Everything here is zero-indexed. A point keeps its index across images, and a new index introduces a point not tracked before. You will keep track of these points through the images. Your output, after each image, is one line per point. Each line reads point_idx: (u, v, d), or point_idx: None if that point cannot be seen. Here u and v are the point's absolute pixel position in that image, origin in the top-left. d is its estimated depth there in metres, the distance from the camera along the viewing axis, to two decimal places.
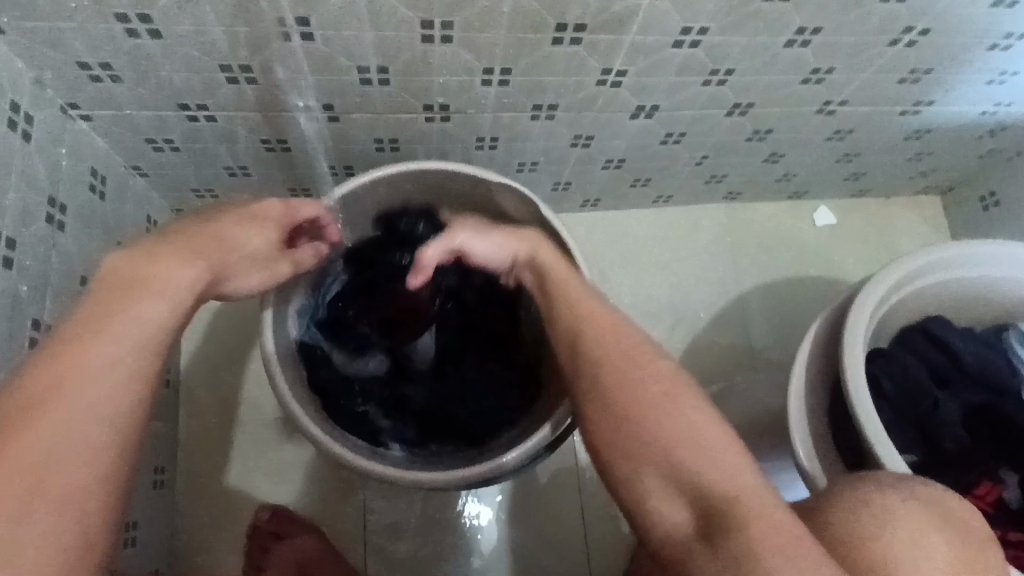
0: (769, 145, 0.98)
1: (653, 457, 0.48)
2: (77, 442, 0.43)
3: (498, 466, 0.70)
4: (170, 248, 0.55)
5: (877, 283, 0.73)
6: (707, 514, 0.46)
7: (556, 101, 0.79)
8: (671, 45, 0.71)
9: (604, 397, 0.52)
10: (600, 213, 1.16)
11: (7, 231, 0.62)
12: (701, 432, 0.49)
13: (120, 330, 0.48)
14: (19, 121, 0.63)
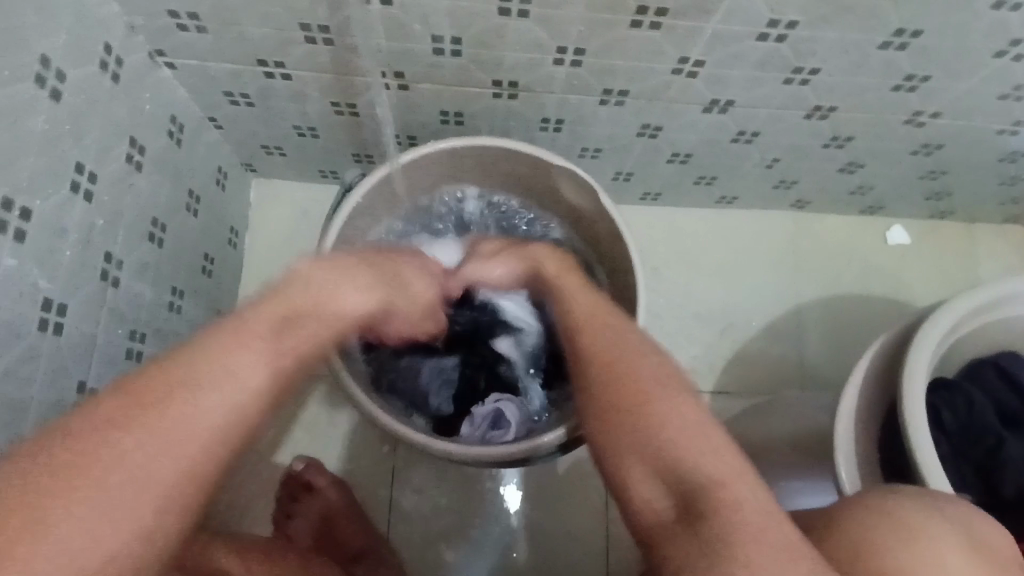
0: (848, 153, 0.93)
1: (641, 448, 0.48)
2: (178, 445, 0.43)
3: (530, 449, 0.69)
4: (343, 262, 0.60)
5: (949, 309, 0.68)
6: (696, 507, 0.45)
7: (627, 87, 0.77)
8: (755, 37, 0.67)
9: (639, 452, 0.48)
10: (659, 208, 1.13)
11: (91, 166, 0.63)
12: (696, 426, 0.48)
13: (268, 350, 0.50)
14: (111, 62, 0.66)
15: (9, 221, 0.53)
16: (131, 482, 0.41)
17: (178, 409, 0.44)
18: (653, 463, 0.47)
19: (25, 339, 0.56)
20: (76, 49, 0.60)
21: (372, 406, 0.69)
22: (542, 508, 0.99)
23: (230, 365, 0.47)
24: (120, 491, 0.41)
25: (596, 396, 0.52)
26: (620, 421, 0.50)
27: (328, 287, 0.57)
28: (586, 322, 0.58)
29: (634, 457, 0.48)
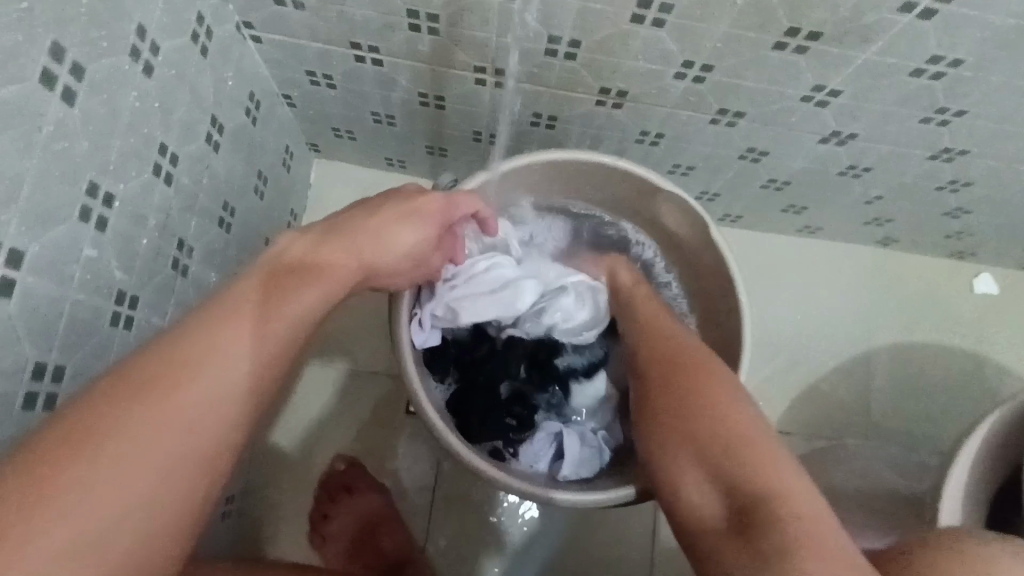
0: (959, 198, 0.87)
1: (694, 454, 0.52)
2: (166, 439, 0.40)
3: (569, 500, 0.64)
4: (337, 234, 0.55)
5: None
6: (739, 515, 0.48)
7: (745, 109, 0.71)
8: (908, 72, 0.61)
9: (678, 406, 0.55)
10: (737, 230, 1.06)
11: (173, 147, 0.58)
12: (757, 449, 0.51)
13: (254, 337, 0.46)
14: (202, 33, 0.60)
15: (92, 208, 0.47)
16: (130, 469, 0.39)
17: (172, 387, 0.41)
18: (709, 475, 0.51)
19: (96, 338, 0.50)
20: (172, 17, 0.54)
21: (447, 434, 0.63)
22: (587, 535, 0.95)
23: (229, 353, 0.44)
24: (115, 478, 0.38)
25: (649, 403, 0.57)
26: (677, 424, 0.55)
27: (318, 258, 0.53)
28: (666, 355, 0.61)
29: (683, 462, 0.53)
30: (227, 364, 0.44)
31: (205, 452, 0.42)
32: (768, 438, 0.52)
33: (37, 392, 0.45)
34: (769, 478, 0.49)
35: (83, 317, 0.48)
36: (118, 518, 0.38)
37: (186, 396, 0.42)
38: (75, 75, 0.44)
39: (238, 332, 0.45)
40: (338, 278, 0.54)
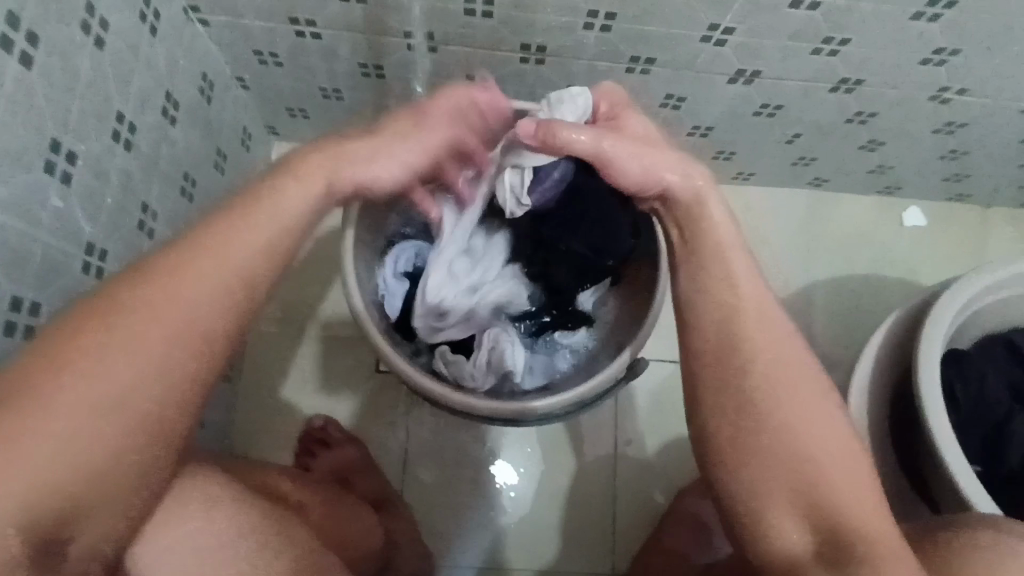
0: (870, 130, 0.94)
1: (771, 468, 0.50)
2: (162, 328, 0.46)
3: (519, 410, 0.71)
4: (320, 150, 0.56)
5: (962, 290, 0.69)
6: (830, 540, 0.49)
7: (654, 55, 0.77)
8: (788, 5, 0.68)
9: (745, 406, 0.51)
10: None
11: (130, 116, 0.64)
12: (832, 455, 0.51)
13: (238, 240, 0.49)
14: (150, 13, 0.66)
15: (56, 162, 0.54)
16: (133, 357, 0.45)
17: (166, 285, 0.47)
18: (793, 489, 0.50)
19: (68, 280, 0.58)
20: None
21: (399, 360, 0.71)
22: (553, 473, 1.01)
23: (174, 296, 0.47)
24: (116, 364, 0.45)
25: (738, 412, 0.51)
26: (782, 443, 0.50)
27: (299, 171, 0.54)
28: (734, 341, 0.52)
29: (767, 481, 0.50)
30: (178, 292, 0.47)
31: (167, 381, 0.46)
32: (839, 435, 0.52)
33: (16, 321, 0.52)
34: (859, 509, 0.50)
35: (53, 257, 0.56)
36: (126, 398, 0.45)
37: (135, 330, 0.45)
38: (31, 43, 0.50)
39: (181, 275, 0.47)
40: (316, 188, 0.54)
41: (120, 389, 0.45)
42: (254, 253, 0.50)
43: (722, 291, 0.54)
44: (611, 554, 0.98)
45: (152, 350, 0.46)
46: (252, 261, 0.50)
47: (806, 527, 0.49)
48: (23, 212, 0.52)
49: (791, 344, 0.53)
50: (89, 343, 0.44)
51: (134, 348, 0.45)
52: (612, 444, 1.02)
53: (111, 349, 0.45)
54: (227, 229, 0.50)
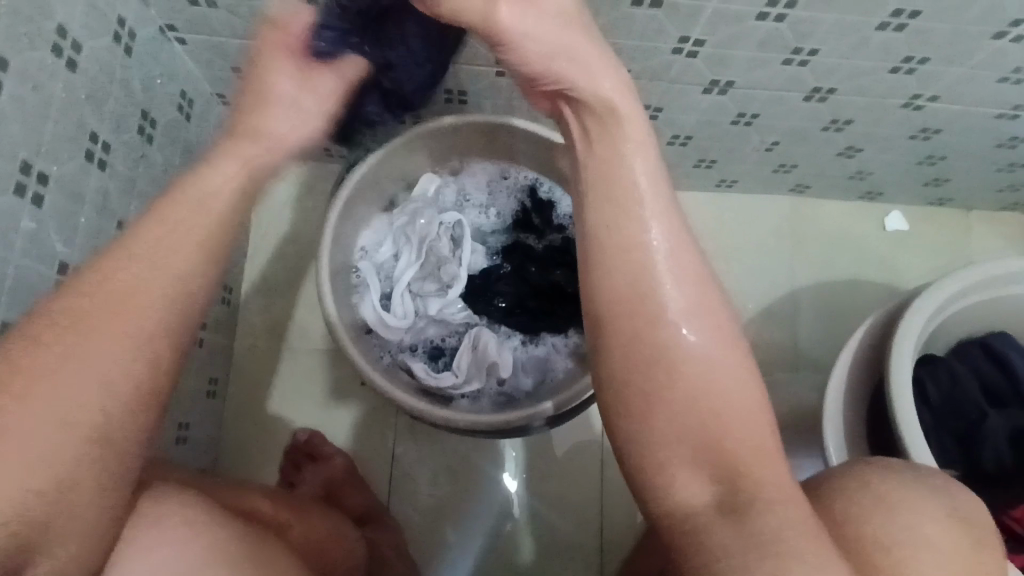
0: (846, 137, 0.94)
1: (677, 424, 0.44)
2: (90, 360, 0.45)
3: (521, 419, 0.73)
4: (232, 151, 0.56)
5: (933, 297, 0.69)
6: (729, 493, 0.43)
7: (628, 66, 0.78)
8: (755, 17, 0.69)
9: (644, 348, 0.45)
10: None
11: (104, 136, 0.65)
12: (744, 412, 0.45)
13: (156, 257, 0.48)
14: (124, 34, 0.67)
15: (27, 184, 0.56)
16: (63, 395, 0.44)
17: (91, 317, 0.45)
18: (696, 448, 0.44)
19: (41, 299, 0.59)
20: (91, 19, 0.61)
21: (378, 378, 0.74)
22: (540, 482, 1.01)
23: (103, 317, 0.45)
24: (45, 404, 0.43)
25: (643, 358, 0.45)
26: (680, 392, 0.45)
27: (218, 179, 0.54)
28: (635, 270, 0.46)
29: (670, 434, 0.44)
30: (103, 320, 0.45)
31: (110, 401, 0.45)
32: (747, 385, 0.46)
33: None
34: (760, 467, 0.44)
35: (28, 282, 0.57)
36: (61, 436, 0.43)
37: (59, 362, 0.44)
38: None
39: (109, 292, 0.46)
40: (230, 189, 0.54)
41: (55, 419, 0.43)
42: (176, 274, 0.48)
43: (632, 224, 0.47)
44: (600, 563, 0.98)
45: (85, 375, 0.44)
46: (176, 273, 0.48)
47: (706, 482, 0.44)
48: None
49: (697, 278, 0.47)
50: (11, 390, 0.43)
51: (63, 375, 0.44)
52: (599, 454, 1.02)
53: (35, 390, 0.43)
54: (146, 245, 0.48)
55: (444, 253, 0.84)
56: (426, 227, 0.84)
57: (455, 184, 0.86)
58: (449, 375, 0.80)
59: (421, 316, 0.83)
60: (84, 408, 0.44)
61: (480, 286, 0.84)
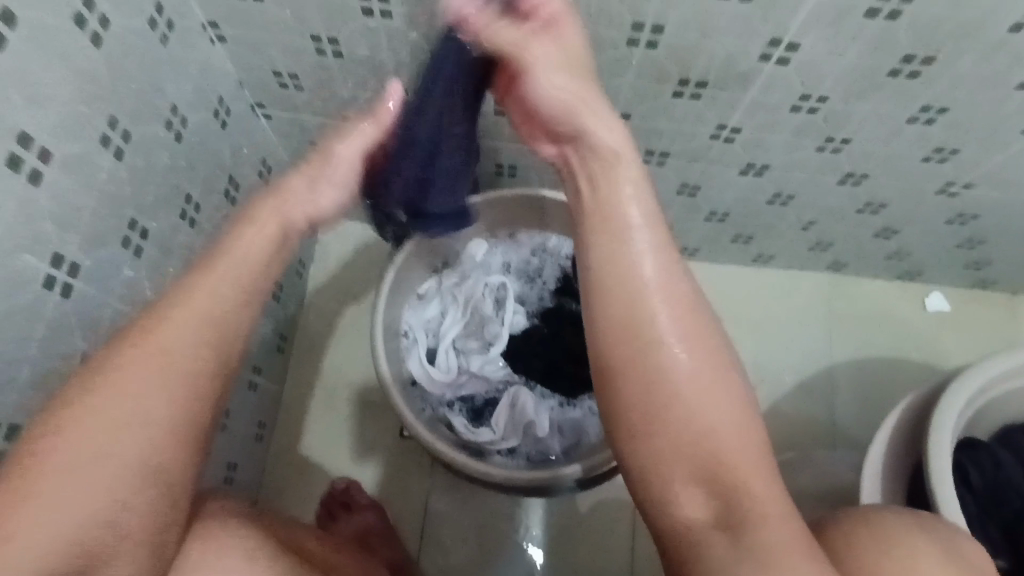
0: (882, 218, 0.97)
1: (670, 438, 0.47)
2: (137, 401, 0.48)
3: (552, 478, 0.75)
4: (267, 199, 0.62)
5: (972, 377, 0.70)
6: (728, 508, 0.46)
7: (668, 148, 0.84)
8: (788, 109, 0.74)
9: (635, 368, 0.49)
10: (697, 262, 1.17)
11: (196, 197, 0.74)
12: (734, 428, 0.48)
13: (198, 300, 0.53)
14: (221, 110, 0.77)
15: (132, 238, 0.65)
16: (121, 427, 0.48)
17: (147, 356, 0.50)
18: (695, 465, 0.47)
19: None
20: (197, 99, 0.71)
21: (420, 429, 0.77)
22: (570, 548, 1.00)
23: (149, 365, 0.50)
24: (99, 443, 0.47)
25: (639, 374, 0.49)
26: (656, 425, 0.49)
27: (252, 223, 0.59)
28: (619, 295, 0.51)
29: (666, 451, 0.48)
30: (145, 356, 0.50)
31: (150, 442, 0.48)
32: (737, 403, 0.49)
33: None
34: (755, 477, 0.46)
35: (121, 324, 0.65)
36: (119, 466, 0.47)
37: (119, 401, 0.48)
38: (124, 139, 0.61)
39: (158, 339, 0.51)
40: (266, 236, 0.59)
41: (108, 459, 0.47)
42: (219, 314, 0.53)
43: (615, 254, 0.52)
44: None
45: (145, 413, 0.48)
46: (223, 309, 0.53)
47: (708, 499, 0.46)
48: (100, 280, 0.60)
49: (676, 301, 0.51)
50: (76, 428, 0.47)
51: (128, 417, 0.48)
52: (630, 522, 1.02)
53: (95, 431, 0.47)
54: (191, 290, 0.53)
55: (489, 312, 0.88)
56: (472, 287, 0.89)
57: (501, 249, 0.91)
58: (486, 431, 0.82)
59: (463, 372, 0.87)
60: (139, 438, 0.48)
61: (520, 346, 0.87)
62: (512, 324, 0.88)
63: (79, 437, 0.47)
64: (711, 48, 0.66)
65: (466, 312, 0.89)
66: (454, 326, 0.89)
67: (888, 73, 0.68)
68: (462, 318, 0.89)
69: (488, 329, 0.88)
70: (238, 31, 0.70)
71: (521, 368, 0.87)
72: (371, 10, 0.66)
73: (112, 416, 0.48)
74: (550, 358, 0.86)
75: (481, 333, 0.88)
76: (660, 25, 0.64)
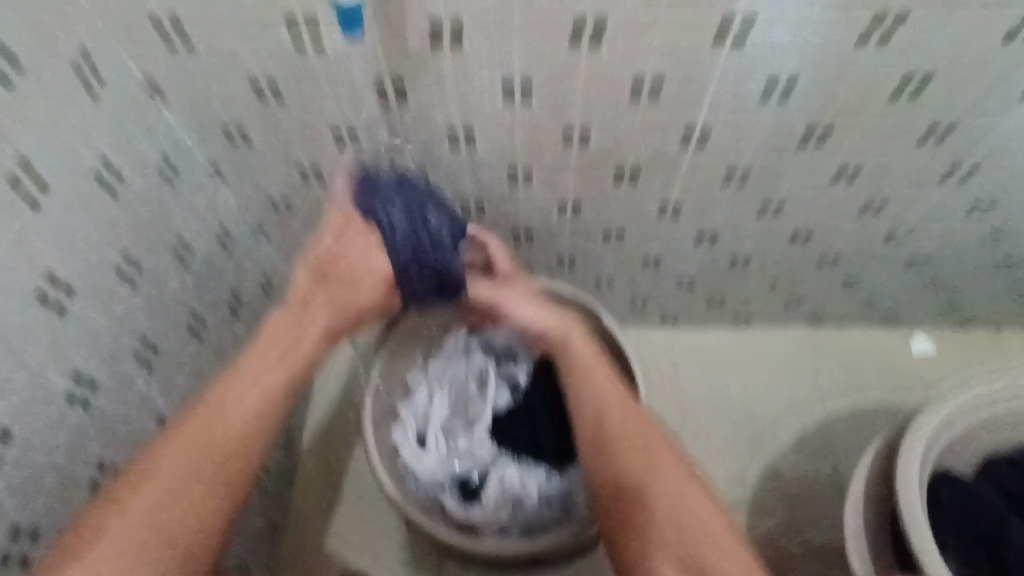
0: (812, 247, 1.06)
1: (657, 536, 0.67)
2: (184, 477, 0.66)
3: (543, 543, 0.80)
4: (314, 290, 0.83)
5: (924, 426, 0.83)
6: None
7: (589, 203, 0.97)
8: (685, 151, 0.85)
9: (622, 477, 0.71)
10: (680, 331, 1.30)
11: (186, 292, 0.84)
12: (706, 524, 0.67)
13: (237, 394, 0.73)
14: (221, 229, 0.89)
15: None
16: (167, 494, 0.64)
17: (190, 436, 0.68)
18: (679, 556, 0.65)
19: None
20: (193, 211, 0.85)
21: (420, 515, 0.83)
22: None
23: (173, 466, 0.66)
24: (142, 510, 0.63)
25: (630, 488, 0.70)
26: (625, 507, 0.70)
27: (294, 328, 0.80)
28: (614, 431, 0.75)
29: (659, 548, 0.66)
30: (190, 435, 0.68)
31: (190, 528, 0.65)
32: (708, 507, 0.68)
33: None
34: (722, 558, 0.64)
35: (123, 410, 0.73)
36: (155, 535, 0.63)
37: (166, 476, 0.65)
38: (129, 263, 0.72)
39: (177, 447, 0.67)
40: (309, 334, 0.81)
41: (127, 550, 0.61)
42: (246, 404, 0.72)
43: (599, 399, 0.79)
44: None
45: (185, 484, 0.65)
46: (247, 399, 0.73)
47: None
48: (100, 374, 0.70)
49: (650, 431, 0.75)
50: (132, 498, 0.63)
51: (175, 487, 0.65)
52: None
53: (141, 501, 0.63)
54: (229, 386, 0.73)
55: (472, 393, 0.98)
56: (456, 373, 0.98)
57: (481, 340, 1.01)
58: (477, 507, 0.88)
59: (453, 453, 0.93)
60: (174, 509, 0.64)
61: (504, 423, 0.94)
62: (496, 403, 0.97)
63: (134, 505, 0.63)
64: (604, 106, 0.78)
65: (450, 397, 0.98)
66: (440, 410, 0.97)
67: (762, 100, 0.77)
68: (448, 402, 0.98)
69: (473, 409, 0.97)
70: (216, 147, 0.85)
71: (507, 443, 0.93)
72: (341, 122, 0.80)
73: (161, 489, 0.65)
74: (531, 429, 0.92)
75: (466, 415, 0.97)
76: (574, 96, 0.77)
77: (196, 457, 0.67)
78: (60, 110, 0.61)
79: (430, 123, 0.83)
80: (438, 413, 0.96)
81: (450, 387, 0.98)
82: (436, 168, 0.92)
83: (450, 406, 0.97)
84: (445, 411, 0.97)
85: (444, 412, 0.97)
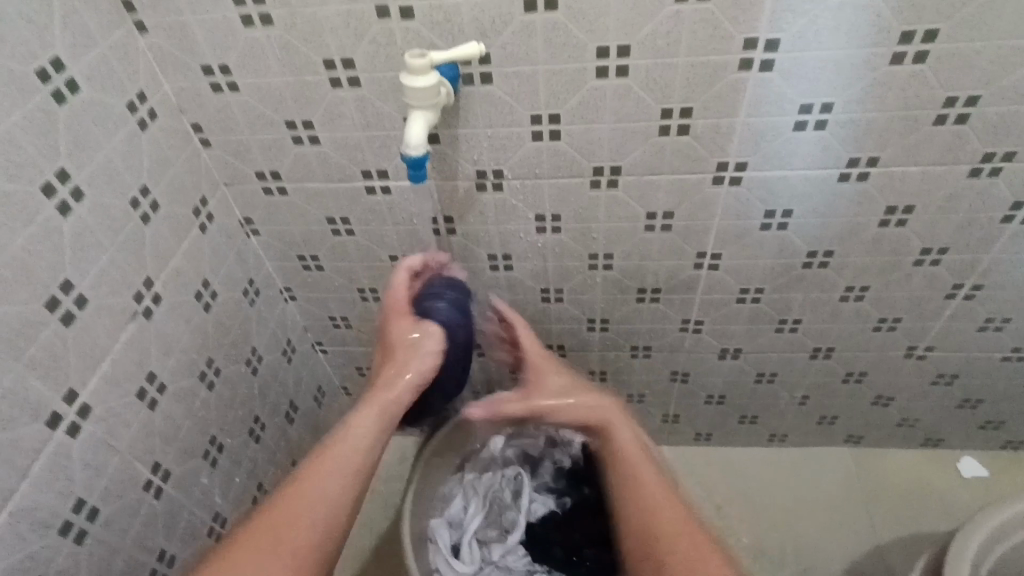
0: (904, 336, 0.90)
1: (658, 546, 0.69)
2: (318, 501, 0.66)
3: None
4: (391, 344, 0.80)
5: (977, 528, 0.74)
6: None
7: (657, 284, 0.86)
8: (759, 228, 0.77)
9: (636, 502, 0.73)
10: (714, 448, 1.17)
11: (218, 362, 0.79)
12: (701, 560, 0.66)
13: (350, 436, 0.71)
14: (251, 291, 0.86)
15: (148, 390, 0.68)
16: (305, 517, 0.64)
17: (318, 471, 0.68)
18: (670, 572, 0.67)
19: (129, 496, 0.65)
20: (229, 280, 0.81)
21: None
22: None
23: (331, 466, 0.68)
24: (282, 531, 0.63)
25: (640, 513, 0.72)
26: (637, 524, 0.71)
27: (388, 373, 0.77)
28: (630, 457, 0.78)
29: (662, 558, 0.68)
30: (319, 470, 0.68)
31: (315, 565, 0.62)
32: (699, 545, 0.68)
33: (73, 523, 0.59)
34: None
35: (130, 483, 0.66)
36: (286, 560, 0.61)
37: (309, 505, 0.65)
38: (155, 301, 0.68)
39: (307, 482, 0.67)
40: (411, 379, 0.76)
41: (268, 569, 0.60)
42: (361, 445, 0.71)
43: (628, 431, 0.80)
44: None
45: (318, 509, 0.65)
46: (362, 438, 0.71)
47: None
48: (108, 439, 0.63)
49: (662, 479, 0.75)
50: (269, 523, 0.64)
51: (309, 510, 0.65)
52: None
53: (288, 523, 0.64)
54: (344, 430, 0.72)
55: (507, 499, 0.91)
56: (490, 479, 0.92)
57: (514, 443, 0.96)
58: None
59: (487, 564, 0.87)
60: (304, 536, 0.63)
61: (540, 534, 0.88)
62: (530, 511, 0.90)
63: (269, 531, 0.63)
64: (665, 179, 0.72)
65: (484, 501, 0.91)
66: (473, 516, 0.90)
67: (839, 177, 0.71)
68: (482, 506, 0.91)
69: (508, 516, 0.90)
70: (264, 217, 0.82)
71: (542, 554, 0.87)
72: (374, 187, 0.77)
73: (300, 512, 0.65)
74: (565, 545, 0.87)
75: (501, 522, 0.90)
76: (616, 164, 0.71)
77: (317, 492, 0.66)
78: (109, 137, 0.62)
79: (482, 205, 0.78)
80: (471, 519, 0.89)
81: (484, 491, 0.92)
82: (468, 249, 0.84)
83: (483, 511, 0.90)
84: (479, 517, 0.89)
85: (477, 519, 0.89)
